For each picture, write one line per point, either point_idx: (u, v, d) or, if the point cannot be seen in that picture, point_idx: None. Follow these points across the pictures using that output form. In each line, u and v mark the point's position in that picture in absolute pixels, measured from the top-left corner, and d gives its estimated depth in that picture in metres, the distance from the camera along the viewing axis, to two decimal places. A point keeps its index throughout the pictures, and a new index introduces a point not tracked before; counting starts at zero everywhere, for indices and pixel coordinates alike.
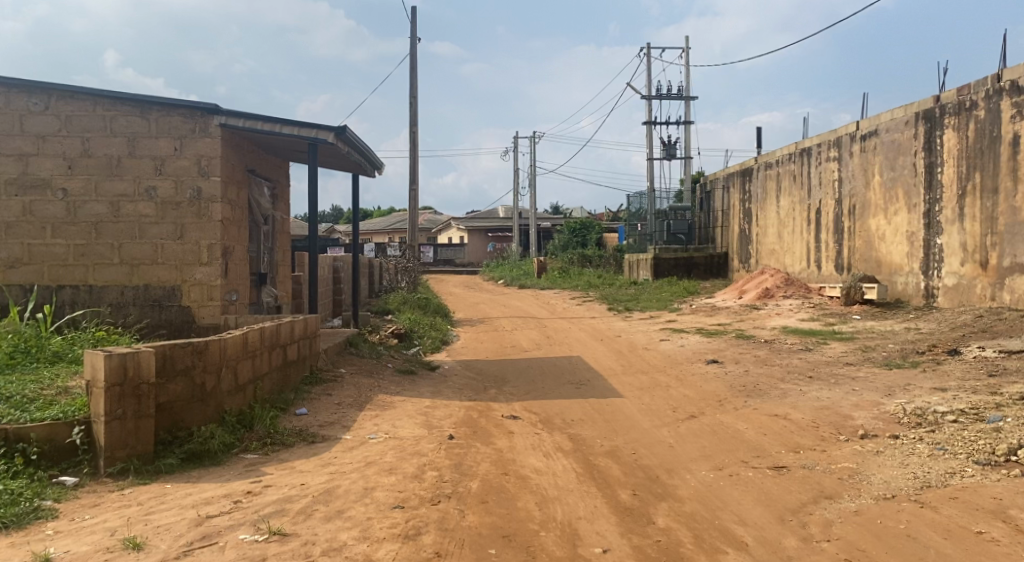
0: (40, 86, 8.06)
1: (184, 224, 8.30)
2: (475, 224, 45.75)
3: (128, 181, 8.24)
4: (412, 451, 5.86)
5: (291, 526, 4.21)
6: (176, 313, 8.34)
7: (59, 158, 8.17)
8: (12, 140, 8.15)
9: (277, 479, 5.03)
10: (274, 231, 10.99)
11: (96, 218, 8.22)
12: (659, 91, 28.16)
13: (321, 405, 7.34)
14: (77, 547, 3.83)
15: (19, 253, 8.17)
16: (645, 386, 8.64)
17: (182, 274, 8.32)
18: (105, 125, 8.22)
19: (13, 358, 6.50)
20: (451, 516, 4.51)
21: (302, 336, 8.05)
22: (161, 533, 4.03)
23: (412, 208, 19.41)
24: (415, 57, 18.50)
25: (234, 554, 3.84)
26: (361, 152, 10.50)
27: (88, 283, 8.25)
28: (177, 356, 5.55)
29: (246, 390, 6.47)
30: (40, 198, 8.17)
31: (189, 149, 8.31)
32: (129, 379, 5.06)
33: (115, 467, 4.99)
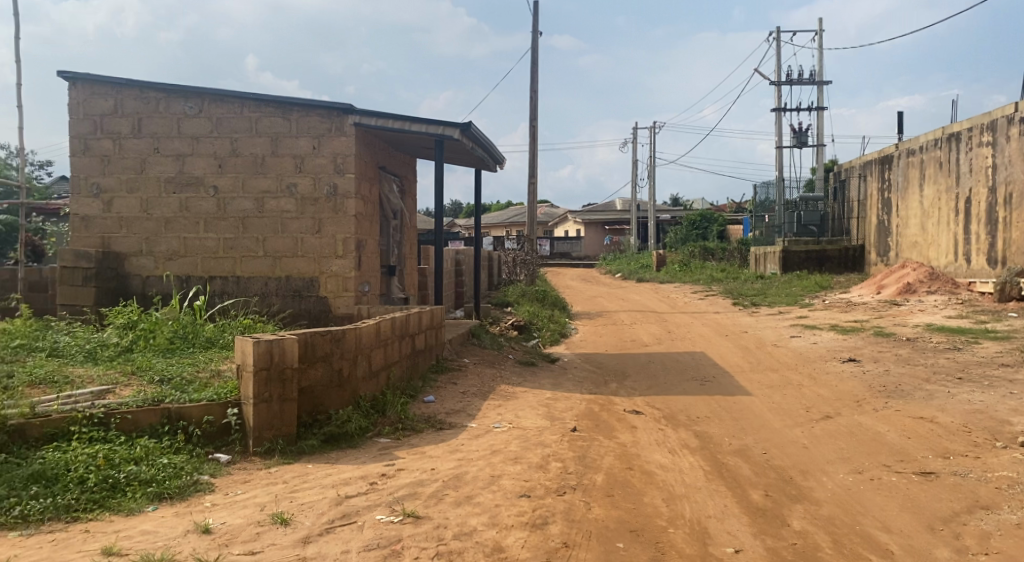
0: (195, 91, 8.68)
1: (321, 219, 8.72)
2: (593, 216, 45.54)
3: (272, 178, 8.75)
4: (536, 441, 5.92)
5: (424, 509, 4.36)
6: (314, 303, 8.78)
7: (211, 157, 8.78)
8: (170, 141, 8.81)
9: (409, 463, 5.21)
10: (402, 225, 11.36)
11: (243, 214, 8.78)
12: (790, 76, 27.01)
13: (447, 393, 7.54)
14: (231, 520, 4.12)
15: (176, 246, 8.84)
16: (775, 384, 8.35)
17: (320, 267, 8.75)
18: (251, 126, 8.76)
19: (173, 343, 7.06)
20: (578, 507, 4.53)
21: (429, 326, 8.30)
22: (305, 510, 4.27)
23: (532, 201, 19.56)
24: (537, 52, 18.65)
25: (372, 533, 4.02)
26: (486, 147, 10.67)
27: (235, 274, 8.83)
28: (317, 344, 5.86)
29: (379, 377, 6.74)
30: (195, 195, 8.81)
31: (327, 147, 8.71)
32: (275, 364, 5.38)
33: (262, 447, 5.33)
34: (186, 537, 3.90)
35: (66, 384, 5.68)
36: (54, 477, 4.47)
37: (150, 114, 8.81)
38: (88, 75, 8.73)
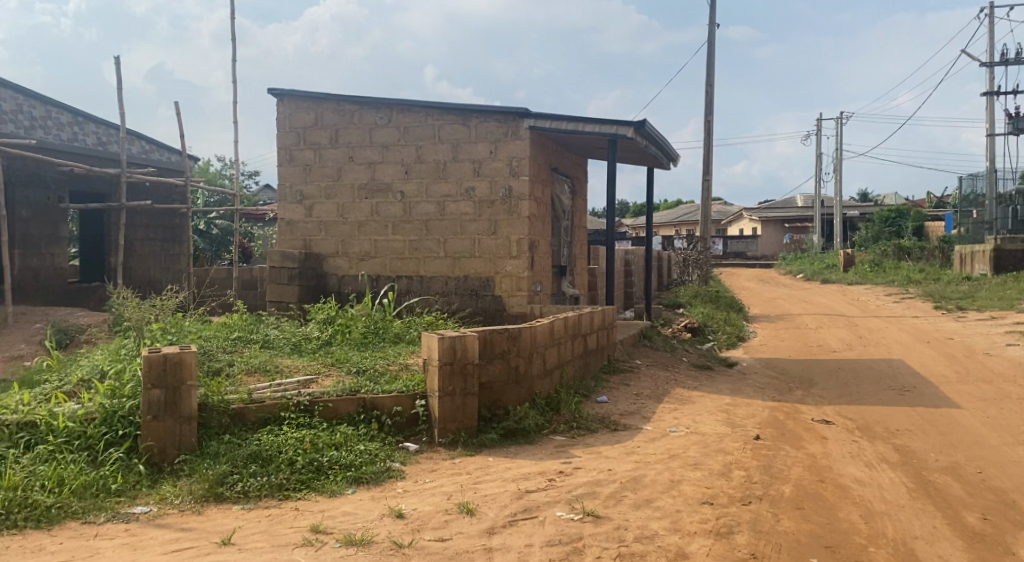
0: (384, 102, 9.21)
1: (497, 220, 8.96)
2: (772, 214, 43.49)
3: (452, 182, 9.11)
4: (717, 448, 5.74)
5: (604, 509, 4.35)
6: (491, 302, 9.03)
7: (398, 164, 9.28)
8: (363, 150, 9.40)
9: (586, 462, 5.22)
10: (574, 226, 11.42)
11: (426, 217, 9.21)
12: (1004, 56, 24.35)
13: (621, 394, 7.49)
14: (421, 507, 4.32)
15: (367, 248, 9.43)
16: (989, 397, 7.55)
17: (496, 267, 8.99)
18: (435, 133, 9.16)
19: (366, 338, 7.54)
20: (766, 518, 4.34)
21: (601, 327, 8.29)
22: (489, 502, 4.40)
23: (706, 199, 18.99)
24: (714, 46, 18.09)
25: (554, 529, 4.07)
26: (660, 145, 10.48)
27: (419, 274, 9.27)
28: (495, 341, 6.02)
29: (553, 375, 6.82)
30: (384, 200, 9.34)
31: (503, 151, 8.94)
32: (458, 359, 5.60)
33: (447, 438, 5.56)
34: (382, 520, 4.14)
35: (276, 373, 6.23)
36: (269, 457, 4.90)
37: (346, 126, 9.45)
38: (294, 91, 9.51)
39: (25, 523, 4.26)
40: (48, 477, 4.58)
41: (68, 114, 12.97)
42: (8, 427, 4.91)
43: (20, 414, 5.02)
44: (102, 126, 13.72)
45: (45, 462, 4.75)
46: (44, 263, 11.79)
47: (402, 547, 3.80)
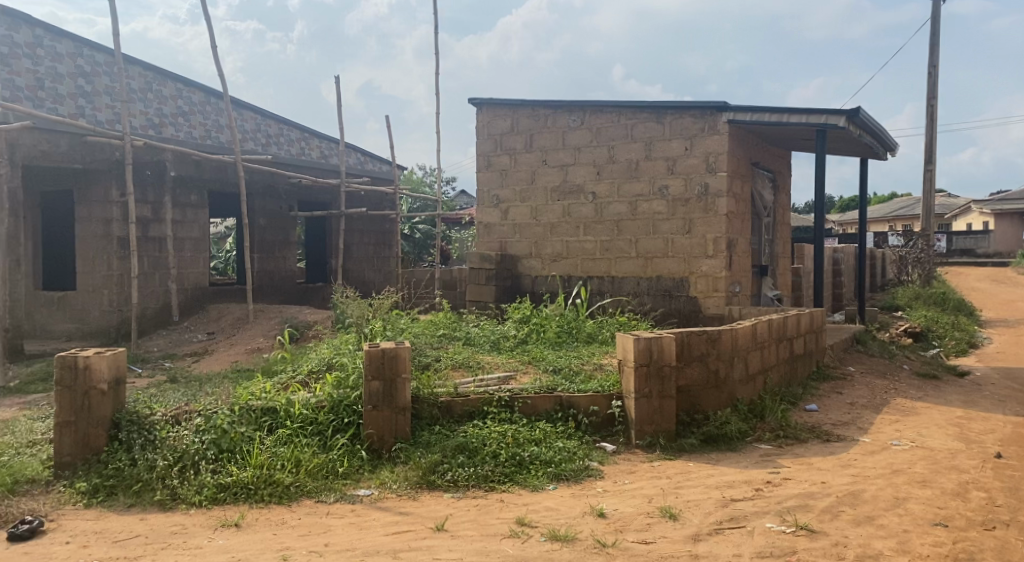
0: (578, 104, 9.30)
1: (692, 219, 8.74)
2: (1007, 207, 38.79)
3: (645, 181, 9.01)
4: (948, 465, 5.21)
5: (819, 524, 4.10)
6: (685, 303, 8.82)
7: (590, 165, 9.34)
8: (556, 152, 9.55)
9: (796, 473, 4.95)
10: (776, 223, 10.87)
11: (619, 217, 9.18)
12: None
13: (832, 403, 7.03)
14: (623, 508, 4.31)
15: (560, 249, 9.56)
16: None
17: (690, 267, 8.77)
18: (628, 132, 9.12)
19: (561, 337, 7.65)
20: (1013, 547, 3.88)
21: (808, 330, 7.82)
22: (692, 508, 4.30)
23: (929, 192, 17.32)
24: (937, 23, 16.48)
25: (763, 541, 3.90)
26: (876, 134, 9.69)
27: (611, 274, 9.26)
28: (693, 343, 5.87)
29: (756, 380, 6.54)
30: (576, 201, 9.43)
31: (699, 148, 8.71)
32: (654, 361, 5.52)
33: (644, 440, 5.51)
34: (584, 518, 4.18)
35: (478, 369, 6.50)
36: (474, 449, 5.12)
37: (540, 129, 9.65)
38: (491, 100, 9.87)
39: (269, 498, 4.77)
40: (286, 458, 5.09)
41: (297, 131, 14.34)
42: (253, 411, 5.51)
43: (262, 400, 5.62)
44: (325, 140, 15.03)
45: (284, 444, 5.28)
46: (277, 266, 13.14)
47: (606, 546, 3.82)
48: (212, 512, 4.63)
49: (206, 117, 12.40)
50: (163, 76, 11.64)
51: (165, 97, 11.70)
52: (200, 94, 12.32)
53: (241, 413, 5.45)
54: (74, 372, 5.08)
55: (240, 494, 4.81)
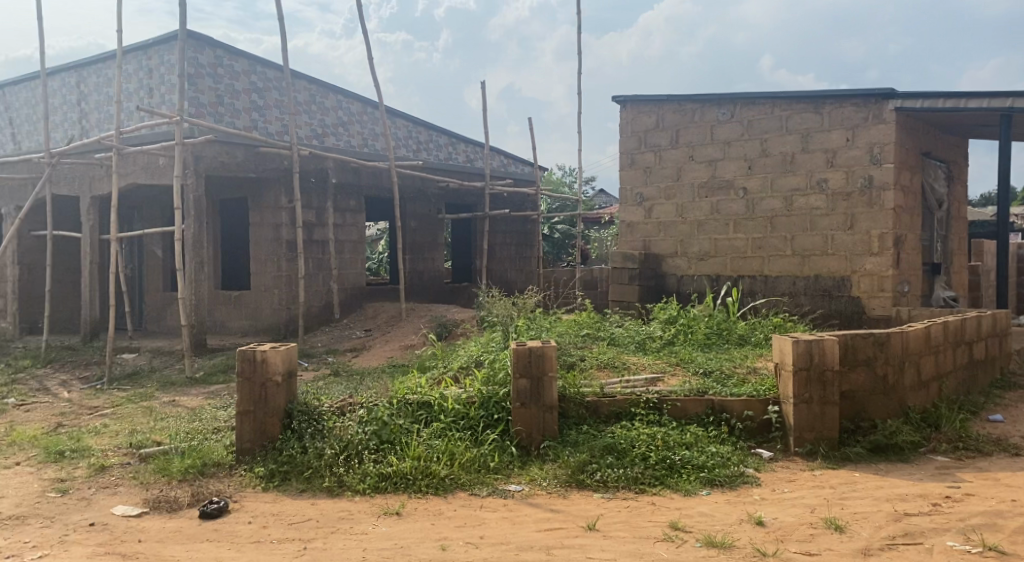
0: (728, 97, 9.00)
1: (854, 214, 8.26)
2: None
3: (801, 175, 8.60)
4: None
5: (1010, 545, 3.75)
6: (846, 303, 8.33)
7: (741, 160, 9.01)
8: (704, 147, 9.28)
9: (980, 489, 4.55)
10: (950, 217, 10.02)
11: (772, 213, 8.81)
12: None
13: (1019, 414, 6.40)
14: (783, 517, 4.13)
15: (708, 247, 9.28)
16: None
17: (852, 265, 8.29)
18: (782, 124, 8.73)
19: (711, 338, 7.45)
20: None
21: (990, 333, 7.17)
22: (861, 520, 4.06)
23: None
24: None
25: (944, 560, 3.62)
26: None
27: (763, 273, 8.89)
28: (858, 347, 5.53)
29: (930, 387, 6.07)
30: (726, 197, 9.13)
31: (863, 138, 8.21)
32: (815, 364, 5.25)
33: (804, 448, 5.25)
34: (742, 525, 4.05)
35: (625, 370, 6.44)
36: (624, 451, 5.08)
37: (687, 125, 9.40)
38: (636, 96, 9.68)
39: (427, 489, 4.96)
40: (442, 451, 5.27)
41: (446, 136, 14.79)
42: (409, 405, 5.75)
43: (418, 395, 5.85)
44: (471, 144, 15.41)
45: (438, 437, 5.47)
46: (426, 266, 13.62)
47: (766, 556, 3.68)
48: (375, 500, 4.87)
49: (363, 126, 13.05)
50: (325, 89, 12.35)
51: (327, 109, 12.42)
52: (358, 104, 12.97)
53: (399, 407, 5.71)
54: (253, 365, 5.49)
55: (400, 484, 5.03)
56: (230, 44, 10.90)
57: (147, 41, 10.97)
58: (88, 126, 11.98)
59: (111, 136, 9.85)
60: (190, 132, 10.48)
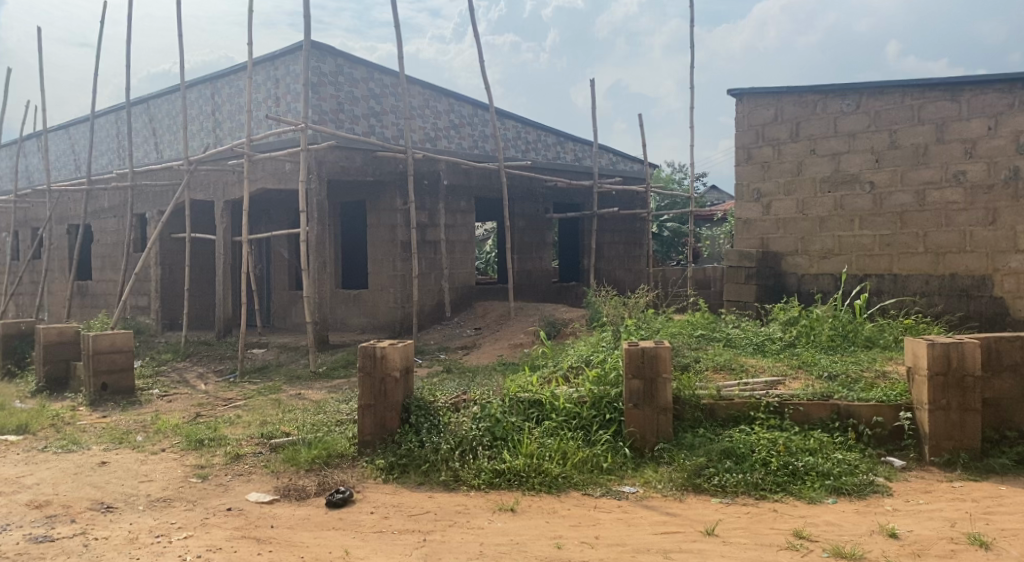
0: (853, 87, 8.60)
1: (996, 208, 7.77)
2: None
3: (935, 168, 8.13)
4: None
5: None
6: (987, 304, 7.84)
7: (868, 153, 8.57)
8: (827, 140, 8.87)
9: None
10: None
11: (902, 208, 8.35)
12: None
13: None
14: (920, 530, 3.91)
15: (831, 245, 8.86)
16: None
17: (994, 263, 7.80)
18: (914, 114, 8.27)
19: (834, 340, 7.13)
20: None
21: None
22: (1008, 537, 3.79)
23: None
24: None
25: None
26: None
27: (892, 271, 8.42)
28: (1004, 350, 5.16)
29: None
30: (850, 192, 8.70)
31: (1006, 126, 7.73)
32: (954, 369, 4.95)
33: (941, 458, 4.93)
34: (873, 537, 3.86)
35: (743, 372, 6.25)
36: (742, 455, 4.94)
37: (808, 117, 9.01)
38: (753, 89, 9.33)
39: (540, 487, 4.98)
40: (554, 449, 5.29)
41: (555, 136, 14.80)
42: (521, 403, 5.81)
43: (529, 393, 5.90)
44: (579, 144, 15.38)
45: (551, 435, 5.49)
46: (535, 266, 13.70)
47: None
48: (490, 495, 4.94)
49: (474, 128, 13.24)
50: (438, 92, 12.62)
51: (440, 112, 12.68)
52: (470, 106, 13.18)
53: (511, 404, 5.78)
54: (373, 360, 5.70)
55: (513, 481, 5.08)
56: (350, 53, 11.31)
57: (274, 53, 11.55)
58: (221, 135, 12.74)
59: (242, 144, 10.43)
60: (313, 138, 10.95)
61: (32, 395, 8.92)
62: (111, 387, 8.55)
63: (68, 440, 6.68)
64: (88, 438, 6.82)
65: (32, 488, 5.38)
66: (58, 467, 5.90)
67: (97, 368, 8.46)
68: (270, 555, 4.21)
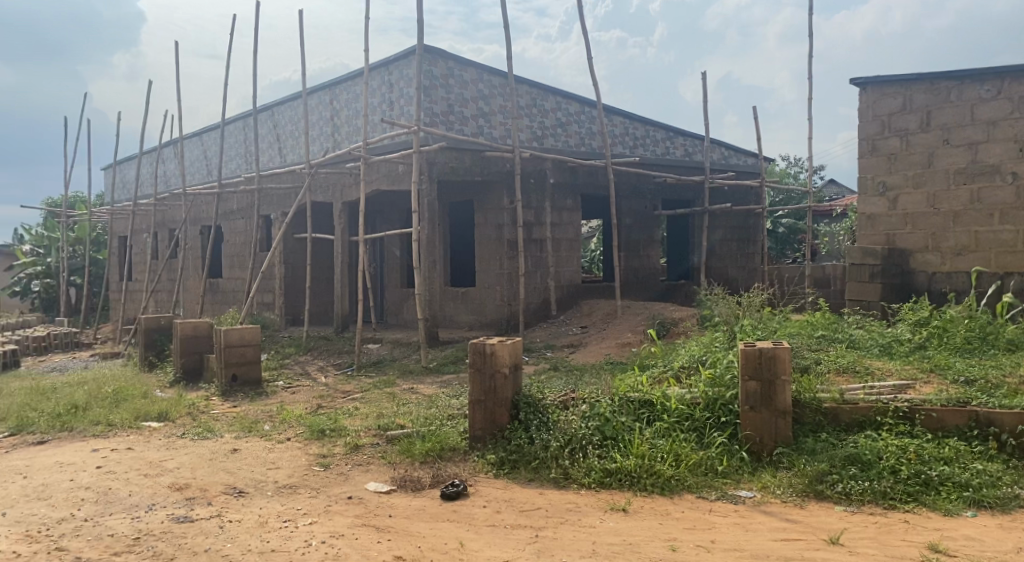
0: (994, 72, 8.11)
1: None
2: None
3: None
4: None
5: None
6: None
7: (1010, 141, 8.08)
8: (963, 130, 8.37)
9: None
10: None
11: None
12: None
13: None
14: None
15: (966, 241, 8.34)
16: None
17: None
18: None
19: (970, 343, 6.68)
20: None
21: None
22: None
23: None
24: None
25: None
26: None
27: None
28: None
29: None
30: (989, 184, 8.20)
31: None
32: None
33: None
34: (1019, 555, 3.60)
35: (868, 376, 5.95)
36: (868, 462, 4.70)
37: (940, 106, 8.51)
38: (879, 77, 8.86)
39: (652, 488, 4.91)
40: (666, 451, 5.21)
41: (664, 131, 14.54)
42: (632, 403, 5.74)
43: (640, 393, 5.82)
44: (690, 138, 15.00)
45: (663, 436, 5.41)
46: (644, 263, 13.52)
47: None
48: (601, 494, 4.92)
49: (581, 125, 13.20)
50: (545, 91, 12.65)
51: (547, 111, 12.71)
52: (577, 104, 13.14)
53: (622, 404, 5.72)
54: (483, 357, 5.77)
55: (624, 481, 5.03)
56: (460, 55, 11.49)
57: (387, 59, 11.89)
58: (338, 139, 13.24)
59: (358, 147, 10.81)
60: (424, 140, 11.21)
61: (171, 385, 9.55)
62: (240, 378, 9.05)
63: (203, 427, 7.11)
64: (221, 426, 7.25)
65: (173, 471, 5.77)
66: (195, 452, 6.30)
67: (228, 360, 8.97)
68: (389, 543, 4.34)
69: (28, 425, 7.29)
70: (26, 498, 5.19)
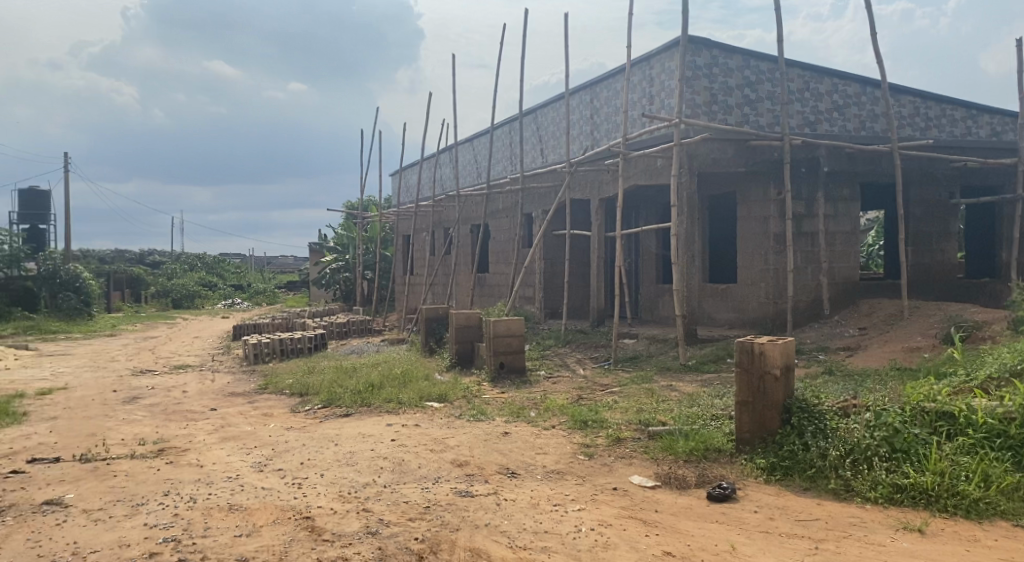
0: None
1: None
2: None
3: None
4: None
5: None
6: None
7: None
8: None
9: None
10: None
11: None
12: None
13: None
14: None
15: None
16: None
17: None
18: None
19: None
20: None
21: None
22: None
23: None
24: None
25: None
26: None
27: None
28: None
29: None
30: None
31: None
32: None
33: None
34: None
35: None
36: None
37: None
38: None
39: (956, 509, 4.43)
40: (972, 470, 4.66)
41: (963, 109, 12.87)
42: (927, 413, 5.14)
43: (936, 403, 5.21)
44: (997, 115, 13.12)
45: (966, 454, 4.84)
46: (935, 259, 12.09)
47: None
48: (891, 512, 4.49)
49: (861, 108, 12.12)
50: (820, 74, 11.79)
51: (822, 94, 11.84)
52: (857, 85, 12.08)
53: (914, 414, 5.15)
54: (750, 356, 5.52)
55: (920, 499, 4.55)
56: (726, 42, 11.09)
57: (649, 52, 11.81)
58: (599, 136, 13.44)
59: (619, 143, 10.89)
60: (686, 132, 11.00)
61: (447, 369, 10.38)
62: (507, 365, 9.56)
63: (477, 410, 7.62)
64: (492, 410, 7.71)
65: (454, 448, 6.24)
66: (471, 433, 6.76)
67: (496, 348, 9.53)
68: (657, 538, 4.33)
69: (334, 399, 8.32)
70: (337, 462, 5.91)
